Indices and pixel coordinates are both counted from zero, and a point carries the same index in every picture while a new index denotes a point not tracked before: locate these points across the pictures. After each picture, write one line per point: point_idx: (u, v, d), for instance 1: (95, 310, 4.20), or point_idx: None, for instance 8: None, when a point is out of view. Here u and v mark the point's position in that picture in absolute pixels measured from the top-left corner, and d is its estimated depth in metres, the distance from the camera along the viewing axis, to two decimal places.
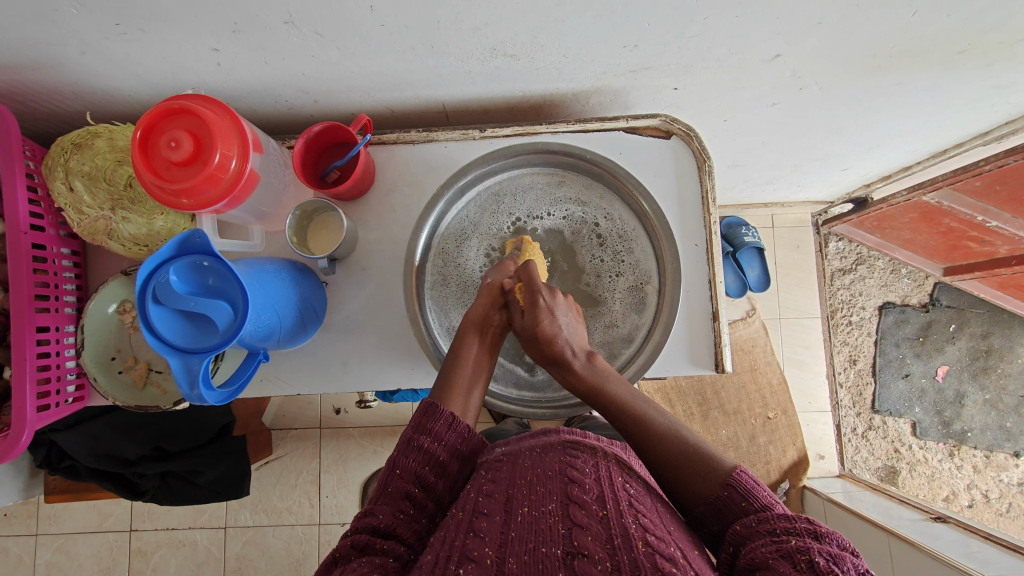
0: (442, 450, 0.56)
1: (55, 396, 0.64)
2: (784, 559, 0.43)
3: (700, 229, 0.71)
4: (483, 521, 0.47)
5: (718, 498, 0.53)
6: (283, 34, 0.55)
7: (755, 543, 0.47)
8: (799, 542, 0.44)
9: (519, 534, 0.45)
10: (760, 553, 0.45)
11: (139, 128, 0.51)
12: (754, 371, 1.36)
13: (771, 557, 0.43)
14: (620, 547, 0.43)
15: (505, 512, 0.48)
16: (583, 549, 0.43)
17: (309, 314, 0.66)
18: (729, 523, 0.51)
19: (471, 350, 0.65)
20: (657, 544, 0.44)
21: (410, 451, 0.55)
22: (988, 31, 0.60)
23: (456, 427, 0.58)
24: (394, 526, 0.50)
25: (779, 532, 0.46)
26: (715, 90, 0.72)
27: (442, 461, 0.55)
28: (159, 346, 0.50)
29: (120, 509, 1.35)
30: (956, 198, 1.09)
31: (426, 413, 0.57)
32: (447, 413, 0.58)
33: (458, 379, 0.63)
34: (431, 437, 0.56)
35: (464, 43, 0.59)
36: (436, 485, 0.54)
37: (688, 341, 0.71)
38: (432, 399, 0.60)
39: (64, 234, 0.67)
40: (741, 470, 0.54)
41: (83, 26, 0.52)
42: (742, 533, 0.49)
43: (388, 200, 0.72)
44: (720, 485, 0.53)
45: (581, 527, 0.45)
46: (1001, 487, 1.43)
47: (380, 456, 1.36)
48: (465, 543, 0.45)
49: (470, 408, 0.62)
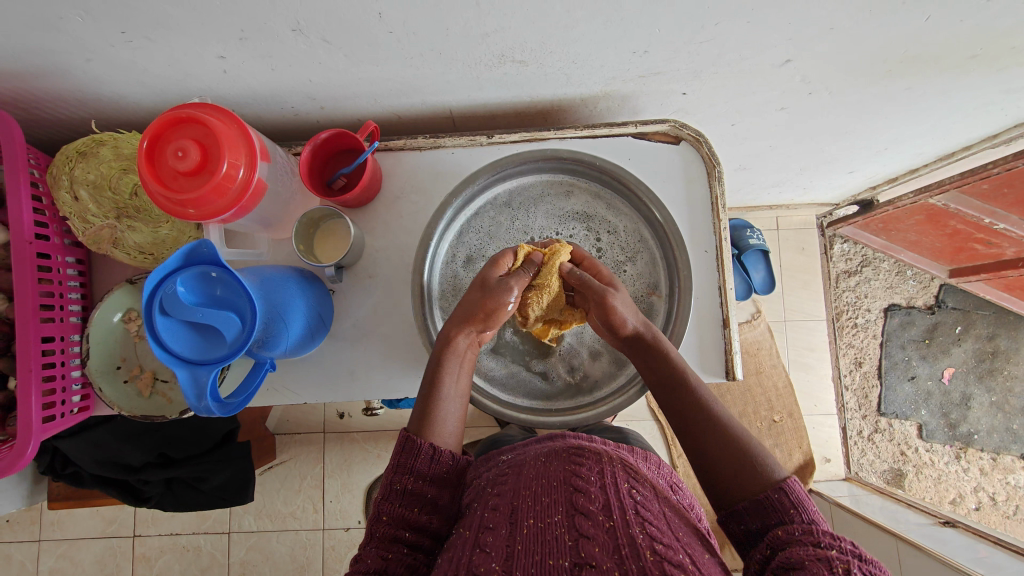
0: (427, 486, 0.55)
1: (60, 407, 0.64)
2: (822, 563, 0.42)
3: (710, 235, 0.70)
4: (489, 535, 0.47)
5: (764, 498, 0.51)
6: (290, 42, 0.54)
7: (794, 548, 0.45)
8: (840, 555, 0.43)
9: (525, 547, 0.45)
10: (800, 557, 0.44)
11: (145, 136, 0.51)
12: (759, 374, 1.35)
13: (811, 563, 0.43)
14: (628, 556, 0.43)
15: (511, 524, 0.48)
16: (590, 559, 0.42)
17: (315, 323, 0.65)
18: (769, 526, 0.50)
19: (448, 376, 0.61)
20: (665, 551, 0.44)
21: (393, 493, 0.54)
22: (1000, 36, 0.59)
23: (439, 460, 0.56)
24: (385, 566, 0.49)
25: (821, 544, 0.45)
26: (724, 95, 0.71)
27: (430, 497, 0.55)
28: (167, 358, 0.49)
29: (124, 514, 1.35)
30: (963, 200, 1.08)
31: (403, 451, 0.56)
32: (427, 446, 0.56)
33: (437, 411, 0.59)
34: (413, 475, 0.55)
35: (472, 49, 0.58)
36: (429, 521, 0.53)
37: (698, 349, 0.70)
38: (409, 432, 0.58)
39: (68, 243, 0.66)
40: (791, 479, 0.52)
41: (88, 34, 0.51)
42: (782, 538, 0.47)
43: (395, 207, 0.72)
44: (770, 487, 0.51)
45: (587, 537, 0.45)
46: (1007, 489, 1.42)
47: (384, 461, 1.36)
48: (471, 559, 0.44)
49: (452, 436, 0.60)
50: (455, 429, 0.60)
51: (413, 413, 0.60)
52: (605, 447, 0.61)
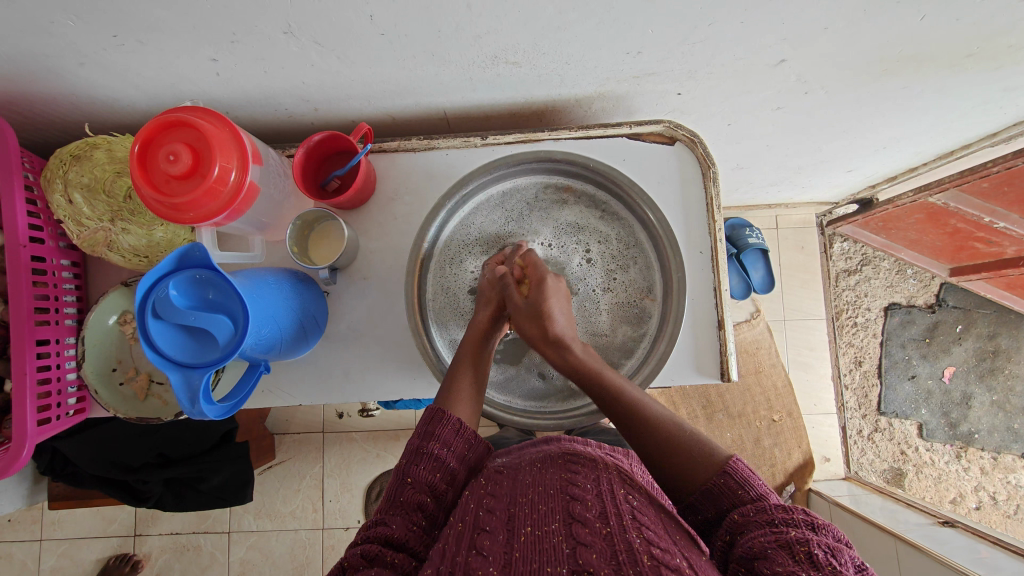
0: (451, 457, 0.56)
1: (56, 409, 0.64)
2: (784, 549, 0.43)
3: (705, 237, 0.70)
4: (486, 540, 0.47)
5: (713, 482, 0.52)
6: (282, 44, 0.54)
7: (752, 532, 0.46)
8: (799, 533, 0.44)
9: (523, 555, 0.45)
10: (760, 544, 0.44)
11: (136, 141, 0.51)
12: (758, 373, 1.34)
13: (771, 549, 0.43)
14: (625, 563, 0.43)
15: (508, 531, 0.48)
16: (587, 567, 0.42)
17: (310, 324, 0.65)
18: (722, 509, 0.50)
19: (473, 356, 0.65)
20: (662, 556, 0.44)
21: (421, 457, 0.55)
22: (997, 35, 0.59)
23: (463, 433, 0.58)
24: (407, 538, 0.49)
25: (777, 521, 0.46)
26: (719, 95, 0.71)
27: (451, 470, 0.56)
28: (160, 360, 0.49)
29: (124, 513, 1.36)
30: (963, 199, 1.07)
31: (433, 420, 0.58)
32: (452, 418, 0.58)
33: (460, 385, 0.62)
34: (441, 444, 0.56)
35: (465, 51, 0.58)
36: (447, 494, 0.54)
37: (693, 351, 0.70)
38: (436, 406, 0.60)
39: (64, 245, 0.66)
40: (736, 458, 0.54)
41: (80, 37, 0.51)
42: (739, 522, 0.48)
43: (389, 209, 0.72)
44: (715, 471, 0.52)
45: (585, 544, 0.45)
46: (1008, 489, 1.42)
47: (382, 460, 1.36)
48: (467, 562, 0.44)
49: (474, 410, 0.62)
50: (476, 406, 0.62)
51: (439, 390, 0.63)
52: (601, 453, 0.61)
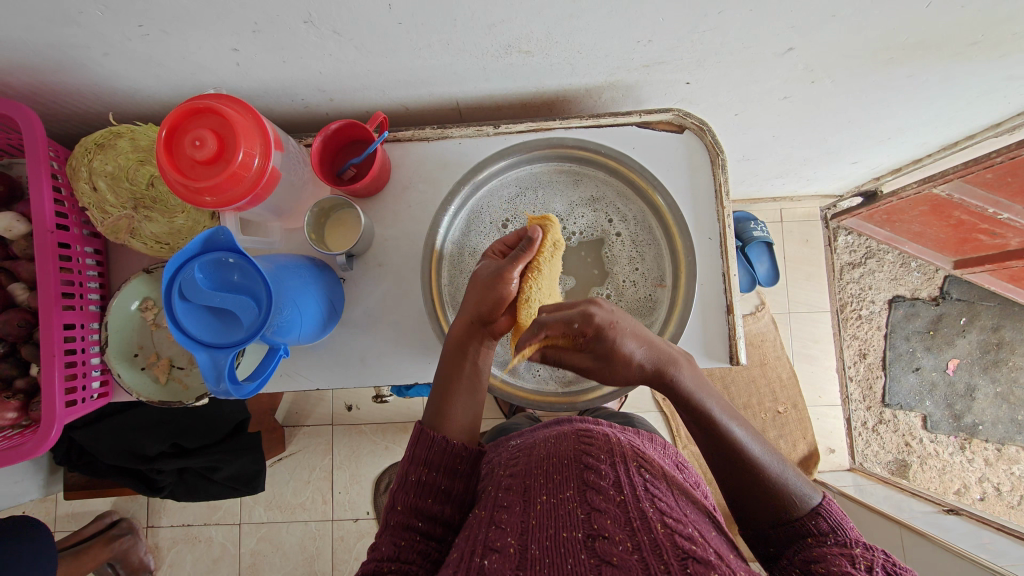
0: (438, 476, 0.57)
1: (81, 392, 0.65)
2: (844, 557, 0.46)
3: (713, 223, 0.72)
4: (504, 513, 0.49)
5: (800, 524, 0.52)
6: (302, 34, 0.56)
7: (821, 546, 0.49)
8: (864, 552, 0.46)
9: (538, 521, 0.47)
10: (821, 551, 0.48)
11: (164, 127, 0.52)
12: (764, 365, 1.37)
13: (831, 555, 0.47)
14: (639, 529, 0.44)
15: (524, 502, 0.50)
16: (602, 531, 0.44)
17: (330, 311, 0.67)
18: (795, 540, 0.52)
19: (462, 372, 0.63)
20: (675, 525, 0.45)
21: (407, 485, 0.56)
22: (1001, 22, 0.60)
23: (451, 450, 0.58)
24: (398, 553, 0.51)
25: (850, 546, 0.47)
26: (727, 84, 0.72)
27: (443, 487, 0.56)
28: (187, 342, 0.51)
29: (136, 505, 1.37)
30: (967, 190, 1.07)
31: (418, 441, 0.58)
32: (441, 437, 0.58)
33: (450, 406, 0.62)
34: (426, 467, 0.57)
35: (480, 40, 0.59)
36: (442, 511, 0.55)
37: (703, 335, 0.71)
38: (423, 424, 0.60)
39: (87, 233, 0.68)
40: (825, 501, 0.53)
41: (108, 28, 0.53)
42: (810, 544, 0.50)
43: (402, 197, 0.73)
44: (805, 513, 0.52)
45: (599, 510, 0.46)
46: (1012, 480, 1.43)
47: (392, 452, 1.38)
48: (487, 536, 0.46)
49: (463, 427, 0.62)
50: (466, 424, 0.62)
51: (427, 408, 0.62)
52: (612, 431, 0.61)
